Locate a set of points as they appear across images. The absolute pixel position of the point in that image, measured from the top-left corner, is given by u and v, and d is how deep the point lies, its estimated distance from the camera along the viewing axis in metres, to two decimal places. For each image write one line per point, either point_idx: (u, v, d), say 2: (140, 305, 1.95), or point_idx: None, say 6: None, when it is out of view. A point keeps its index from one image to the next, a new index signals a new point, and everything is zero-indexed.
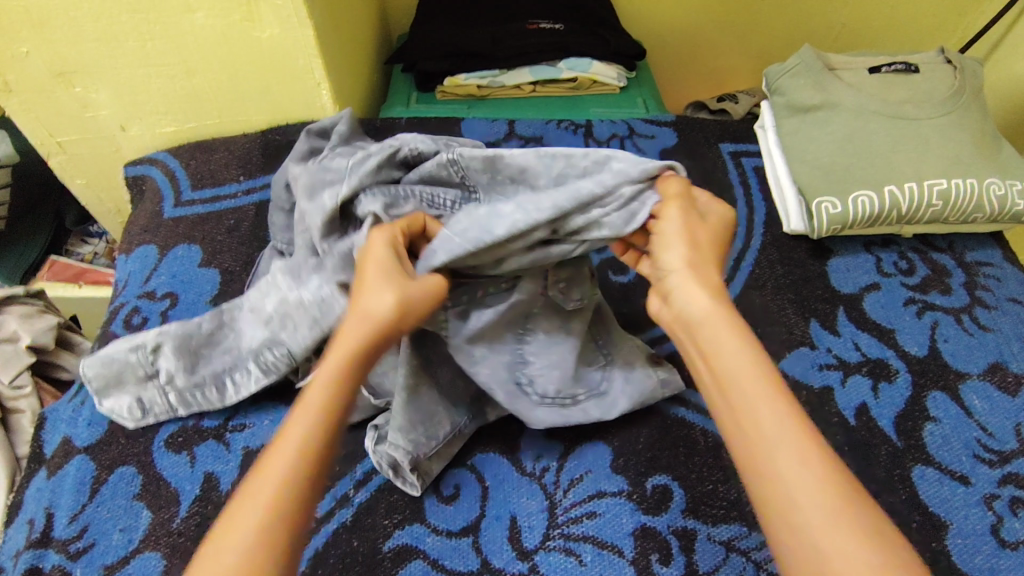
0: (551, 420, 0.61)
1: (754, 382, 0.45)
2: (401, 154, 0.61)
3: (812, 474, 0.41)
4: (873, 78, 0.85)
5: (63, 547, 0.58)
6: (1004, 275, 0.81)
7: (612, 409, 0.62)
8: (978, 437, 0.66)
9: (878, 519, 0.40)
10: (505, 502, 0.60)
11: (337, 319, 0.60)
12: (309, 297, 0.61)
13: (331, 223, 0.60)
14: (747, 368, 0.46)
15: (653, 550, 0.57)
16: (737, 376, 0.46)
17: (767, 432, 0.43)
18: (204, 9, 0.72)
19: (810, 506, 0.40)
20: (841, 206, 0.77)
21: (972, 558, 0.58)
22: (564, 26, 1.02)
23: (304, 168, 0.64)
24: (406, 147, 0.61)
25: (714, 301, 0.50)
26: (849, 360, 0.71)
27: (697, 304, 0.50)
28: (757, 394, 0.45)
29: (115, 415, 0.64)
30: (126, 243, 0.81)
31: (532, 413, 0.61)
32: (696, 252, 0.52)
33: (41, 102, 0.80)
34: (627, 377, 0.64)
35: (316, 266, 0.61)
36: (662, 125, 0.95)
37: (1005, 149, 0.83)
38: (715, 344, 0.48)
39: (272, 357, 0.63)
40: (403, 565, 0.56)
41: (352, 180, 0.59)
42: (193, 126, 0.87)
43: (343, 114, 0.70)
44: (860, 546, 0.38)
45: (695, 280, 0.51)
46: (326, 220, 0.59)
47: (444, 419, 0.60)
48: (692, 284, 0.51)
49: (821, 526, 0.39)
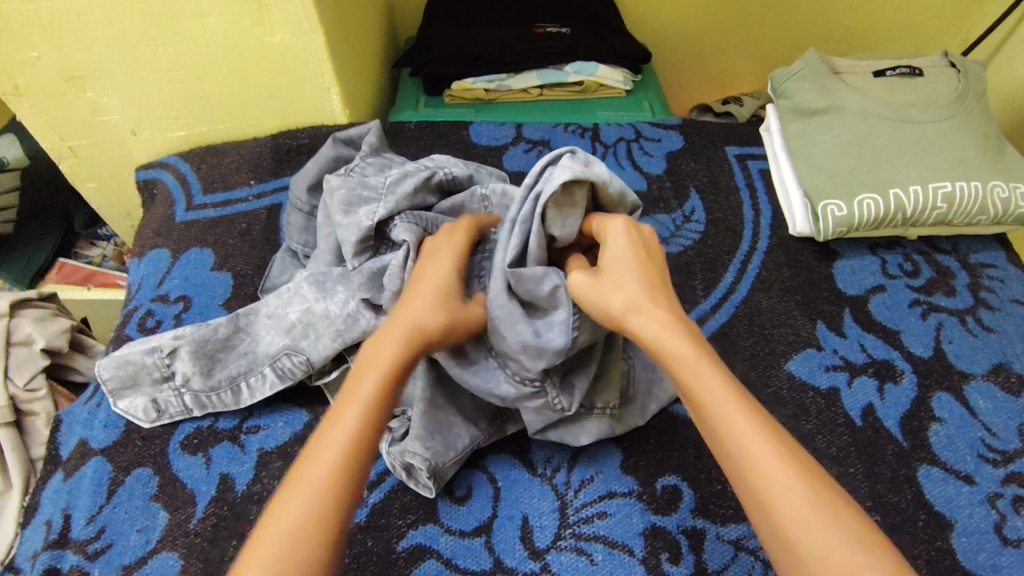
0: (605, 432, 0.62)
1: (725, 406, 0.45)
2: (437, 178, 0.67)
3: (776, 480, 0.42)
4: (877, 82, 0.85)
5: (81, 548, 0.58)
6: (1008, 277, 0.82)
7: (645, 413, 0.65)
8: (983, 437, 0.67)
9: (847, 519, 0.40)
10: (516, 502, 0.61)
11: (360, 331, 0.62)
12: (336, 309, 0.63)
13: (364, 242, 0.63)
14: (720, 393, 0.46)
15: (663, 549, 0.58)
16: (702, 401, 0.46)
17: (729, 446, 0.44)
18: (216, 15, 0.73)
19: (783, 513, 0.41)
20: (846, 208, 0.78)
21: (977, 556, 0.59)
22: (570, 30, 1.03)
23: (341, 179, 0.66)
24: (442, 173, 0.67)
25: (669, 330, 0.49)
26: (854, 361, 0.72)
27: (652, 336, 0.49)
28: (721, 415, 0.45)
29: (130, 416, 0.65)
30: (138, 247, 0.82)
31: (585, 426, 0.62)
32: (638, 293, 0.51)
33: (52, 107, 0.80)
34: (652, 379, 0.66)
35: (341, 276, 0.64)
36: (669, 129, 0.95)
37: (1008, 151, 0.84)
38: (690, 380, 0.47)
39: (291, 364, 0.64)
40: (418, 565, 0.57)
41: (391, 202, 0.63)
42: (203, 131, 0.88)
43: (373, 126, 0.74)
44: (834, 548, 0.39)
45: (642, 320, 0.50)
46: (361, 236, 0.62)
47: (461, 430, 0.61)
48: (639, 325, 0.50)
49: (795, 531, 0.40)
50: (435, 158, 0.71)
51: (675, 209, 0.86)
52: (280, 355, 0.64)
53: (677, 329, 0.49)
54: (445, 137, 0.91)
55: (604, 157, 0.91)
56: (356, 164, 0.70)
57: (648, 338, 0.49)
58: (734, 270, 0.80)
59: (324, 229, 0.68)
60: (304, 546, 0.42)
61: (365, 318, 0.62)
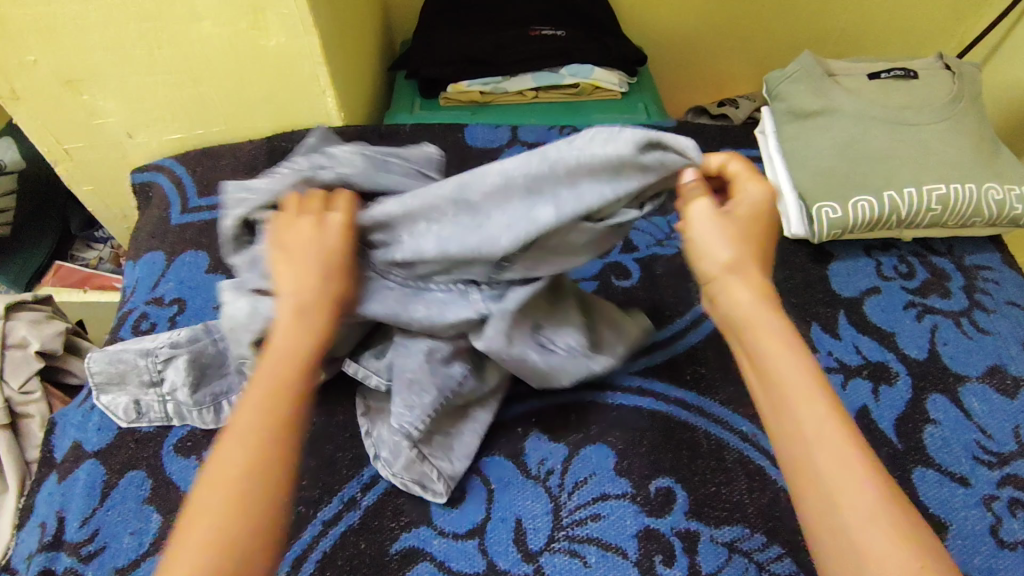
0: (580, 373, 0.61)
1: (802, 391, 0.44)
2: (322, 179, 0.56)
3: (849, 476, 0.41)
4: (871, 84, 0.86)
5: (75, 550, 0.58)
6: (1003, 279, 0.82)
7: (613, 356, 0.65)
8: (978, 439, 0.67)
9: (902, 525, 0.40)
10: (510, 504, 0.61)
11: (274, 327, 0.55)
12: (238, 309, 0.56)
13: (237, 235, 0.59)
14: (799, 377, 0.45)
15: (656, 552, 0.58)
16: (783, 383, 0.45)
17: (804, 433, 0.43)
18: (212, 18, 0.73)
19: (848, 508, 0.40)
20: (840, 211, 0.78)
21: (972, 558, 0.59)
22: (566, 33, 1.03)
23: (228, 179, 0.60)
24: (327, 171, 0.57)
25: (759, 303, 0.48)
26: (849, 363, 0.72)
27: (742, 307, 0.48)
28: (800, 401, 0.44)
29: (110, 412, 0.65)
30: (134, 250, 0.82)
31: (563, 368, 0.60)
32: (737, 253, 0.49)
33: (48, 111, 0.81)
34: (616, 331, 0.67)
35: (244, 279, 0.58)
36: (665, 131, 0.95)
37: (1003, 153, 0.84)
38: (768, 357, 0.46)
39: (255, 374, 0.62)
40: (410, 567, 0.57)
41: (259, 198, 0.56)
42: (198, 134, 0.88)
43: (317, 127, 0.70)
44: (890, 550, 0.39)
45: (738, 283, 0.48)
46: (229, 232, 0.58)
47: (428, 388, 0.57)
48: (733, 287, 0.48)
49: (859, 527, 0.40)
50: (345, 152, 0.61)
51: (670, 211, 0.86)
52: (241, 364, 0.63)
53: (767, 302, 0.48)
54: (440, 140, 0.91)
55: None
56: None
57: (738, 306, 0.48)
58: None
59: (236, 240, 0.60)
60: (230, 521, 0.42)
61: (265, 303, 0.56)
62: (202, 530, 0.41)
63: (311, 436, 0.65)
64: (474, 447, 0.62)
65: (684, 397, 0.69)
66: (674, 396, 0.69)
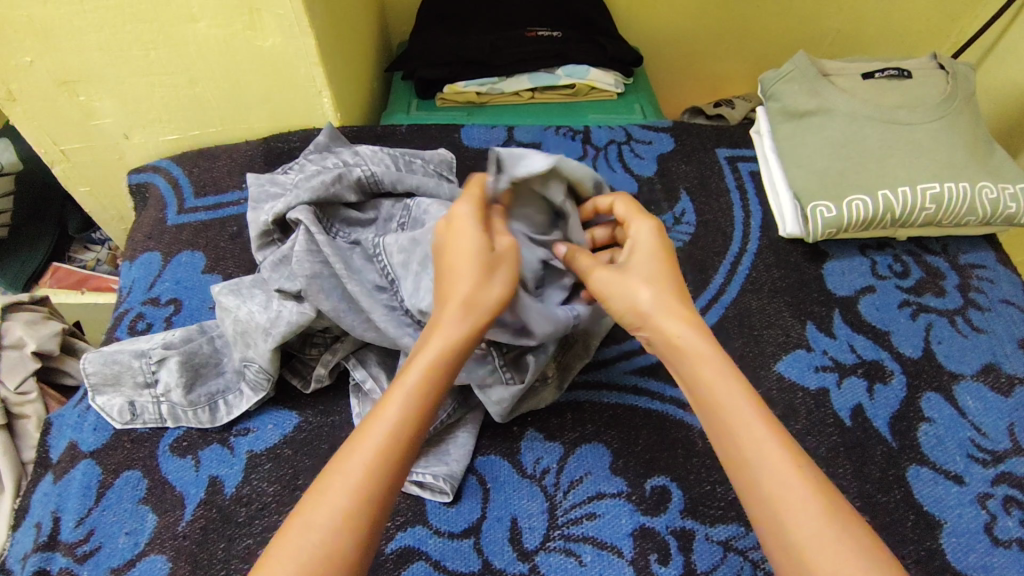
0: (554, 397, 0.67)
1: (741, 411, 0.48)
2: (353, 177, 0.65)
3: (794, 492, 0.44)
4: (866, 84, 0.86)
5: (70, 550, 0.58)
6: (997, 278, 0.82)
7: (587, 349, 0.69)
8: (973, 437, 0.67)
9: (842, 529, 0.42)
10: (507, 503, 0.61)
11: (285, 324, 0.60)
12: (259, 312, 0.61)
13: (266, 234, 0.66)
14: (738, 398, 0.48)
15: (652, 550, 0.58)
16: (726, 406, 0.48)
17: (748, 453, 0.46)
18: (208, 19, 0.73)
19: (798, 526, 0.43)
20: (835, 210, 0.79)
21: (966, 556, 0.59)
22: (562, 35, 1.04)
23: (254, 176, 0.71)
24: (357, 171, 0.66)
25: (693, 335, 0.52)
26: (844, 362, 0.72)
27: (683, 342, 0.51)
28: (740, 422, 0.47)
29: (105, 414, 0.65)
30: (130, 251, 0.82)
31: (539, 396, 0.67)
32: (658, 293, 0.54)
33: (44, 112, 0.81)
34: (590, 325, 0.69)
35: (256, 282, 0.64)
36: (660, 131, 0.96)
37: (997, 152, 0.84)
38: (710, 383, 0.49)
39: (253, 373, 0.65)
40: (406, 567, 0.57)
41: (290, 196, 0.62)
42: (194, 134, 0.88)
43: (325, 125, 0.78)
44: (827, 551, 0.42)
45: (667, 319, 0.53)
46: (260, 230, 0.65)
47: None
48: (663, 324, 0.53)
49: (807, 542, 0.42)
50: (361, 152, 0.71)
51: (665, 211, 0.86)
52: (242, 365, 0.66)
53: (702, 332, 0.52)
54: (436, 141, 0.91)
55: (595, 160, 0.92)
56: (295, 165, 0.72)
57: (675, 339, 0.52)
58: (725, 272, 0.81)
59: (260, 232, 0.65)
60: (336, 524, 0.43)
61: (287, 309, 0.61)
62: (289, 540, 0.43)
63: (307, 436, 0.65)
64: (471, 442, 0.64)
65: (679, 396, 0.69)
66: (668, 395, 0.69)
